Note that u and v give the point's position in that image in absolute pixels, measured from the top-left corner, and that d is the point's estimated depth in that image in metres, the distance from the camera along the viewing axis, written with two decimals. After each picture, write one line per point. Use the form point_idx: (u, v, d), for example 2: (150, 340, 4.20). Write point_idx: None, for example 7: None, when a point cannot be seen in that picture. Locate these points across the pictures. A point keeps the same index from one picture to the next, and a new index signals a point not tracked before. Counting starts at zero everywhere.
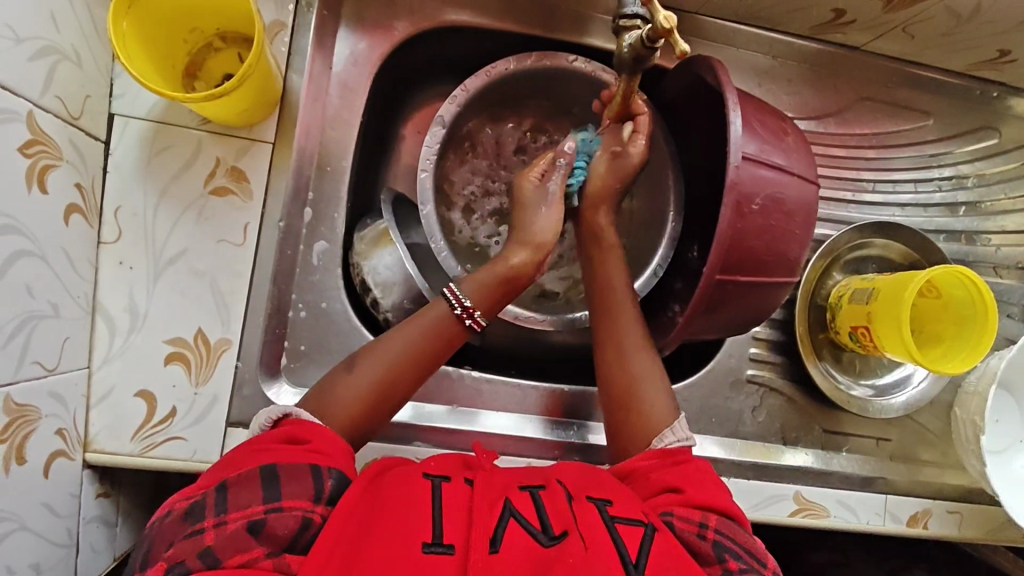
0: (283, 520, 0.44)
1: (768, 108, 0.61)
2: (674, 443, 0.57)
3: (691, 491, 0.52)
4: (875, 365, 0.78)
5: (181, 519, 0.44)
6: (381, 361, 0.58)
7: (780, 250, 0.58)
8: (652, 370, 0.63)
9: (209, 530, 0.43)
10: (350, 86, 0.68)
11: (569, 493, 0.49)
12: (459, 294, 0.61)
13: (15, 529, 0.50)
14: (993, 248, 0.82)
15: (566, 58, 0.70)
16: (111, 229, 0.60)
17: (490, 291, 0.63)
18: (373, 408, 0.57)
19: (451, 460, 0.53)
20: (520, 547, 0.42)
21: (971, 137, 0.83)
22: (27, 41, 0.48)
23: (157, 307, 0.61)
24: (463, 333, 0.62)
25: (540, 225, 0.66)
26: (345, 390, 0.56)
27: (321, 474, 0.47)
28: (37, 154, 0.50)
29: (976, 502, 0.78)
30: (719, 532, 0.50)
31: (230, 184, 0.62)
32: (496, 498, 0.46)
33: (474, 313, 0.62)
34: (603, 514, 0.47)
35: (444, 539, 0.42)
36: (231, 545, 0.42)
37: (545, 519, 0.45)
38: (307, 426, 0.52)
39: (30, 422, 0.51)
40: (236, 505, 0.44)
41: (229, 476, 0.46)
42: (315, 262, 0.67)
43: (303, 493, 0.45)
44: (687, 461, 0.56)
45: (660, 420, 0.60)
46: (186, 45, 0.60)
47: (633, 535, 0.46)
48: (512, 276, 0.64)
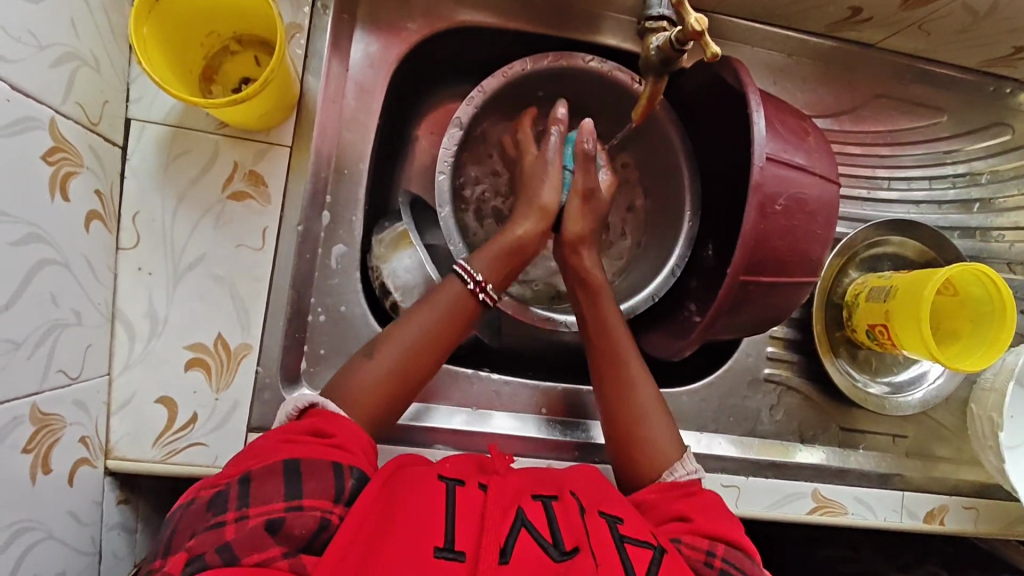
0: (301, 520, 0.43)
1: (789, 109, 0.62)
2: (683, 477, 0.57)
3: (700, 520, 0.52)
4: (891, 362, 0.78)
5: (204, 510, 0.44)
6: (400, 344, 0.58)
7: (803, 250, 0.58)
8: (654, 405, 0.61)
9: (229, 524, 0.43)
10: (366, 88, 0.68)
11: (582, 506, 0.49)
12: (470, 270, 0.61)
13: (42, 538, 0.49)
14: (1006, 245, 0.82)
15: (582, 58, 0.69)
16: (129, 235, 0.59)
17: (498, 263, 0.63)
18: (397, 389, 0.57)
19: (466, 463, 0.53)
20: (530, 558, 0.42)
21: (985, 133, 0.83)
22: (48, 47, 0.48)
23: (176, 313, 0.60)
24: (477, 308, 0.62)
25: (548, 195, 0.66)
26: (368, 373, 0.56)
27: (343, 474, 0.47)
28: (60, 162, 0.49)
29: (992, 497, 0.78)
30: (726, 562, 0.50)
31: (248, 188, 0.62)
32: (509, 506, 0.46)
33: (486, 287, 0.62)
34: (613, 532, 0.47)
35: (456, 545, 0.42)
36: (248, 543, 0.42)
37: (556, 533, 0.45)
38: (331, 420, 0.51)
39: (54, 431, 0.51)
40: (257, 500, 0.44)
41: (253, 468, 0.46)
42: (333, 265, 0.67)
43: (322, 492, 0.45)
44: (699, 493, 0.56)
45: (670, 457, 0.59)
46: (203, 49, 0.60)
47: (642, 557, 0.45)
48: (518, 248, 0.64)
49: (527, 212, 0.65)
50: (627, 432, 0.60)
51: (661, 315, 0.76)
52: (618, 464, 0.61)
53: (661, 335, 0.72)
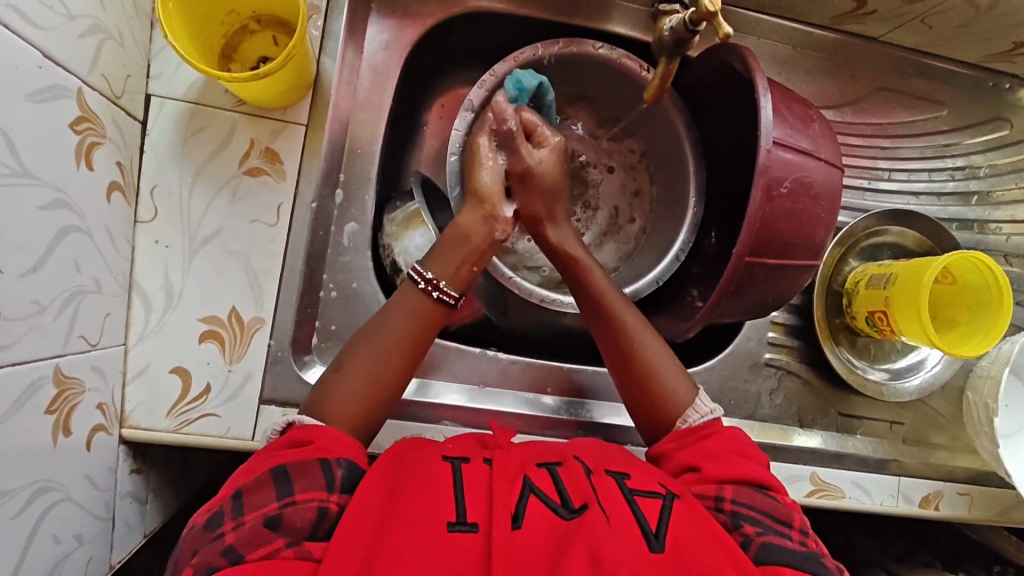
0: (300, 512, 0.45)
1: (794, 96, 0.63)
2: (698, 420, 0.58)
3: (711, 468, 0.54)
4: (889, 350, 0.80)
5: (204, 530, 0.45)
6: (366, 353, 0.57)
7: (807, 233, 0.59)
8: (659, 352, 0.62)
9: (229, 532, 0.44)
10: (380, 70, 0.69)
11: (587, 468, 0.51)
12: (421, 269, 0.60)
13: (60, 500, 0.51)
14: (1003, 237, 0.84)
15: (593, 45, 0.71)
16: (147, 208, 0.60)
17: (452, 260, 0.61)
18: (371, 404, 0.56)
19: (467, 441, 0.53)
20: (539, 520, 0.44)
21: (984, 127, 0.84)
22: (78, 19, 0.49)
23: (192, 285, 0.61)
24: (440, 307, 0.60)
25: (485, 179, 0.62)
26: (339, 391, 0.55)
27: (330, 465, 0.48)
28: (85, 132, 0.50)
29: (986, 484, 0.80)
30: (736, 503, 0.51)
31: (264, 165, 0.63)
32: (516, 474, 0.47)
33: (438, 284, 0.59)
34: (622, 488, 0.48)
35: (468, 517, 0.43)
36: (251, 541, 0.43)
37: (563, 494, 0.46)
38: (309, 427, 0.51)
39: (73, 397, 0.52)
40: (253, 505, 0.45)
41: (242, 485, 0.47)
42: (345, 243, 0.68)
43: (315, 486, 0.46)
44: (714, 433, 0.57)
45: (685, 401, 0.60)
46: (223, 28, 0.61)
47: (651, 506, 0.47)
48: (462, 238, 0.61)
49: (469, 202, 0.62)
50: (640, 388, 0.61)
51: (664, 299, 0.77)
52: (642, 424, 0.62)
53: (665, 319, 0.74)
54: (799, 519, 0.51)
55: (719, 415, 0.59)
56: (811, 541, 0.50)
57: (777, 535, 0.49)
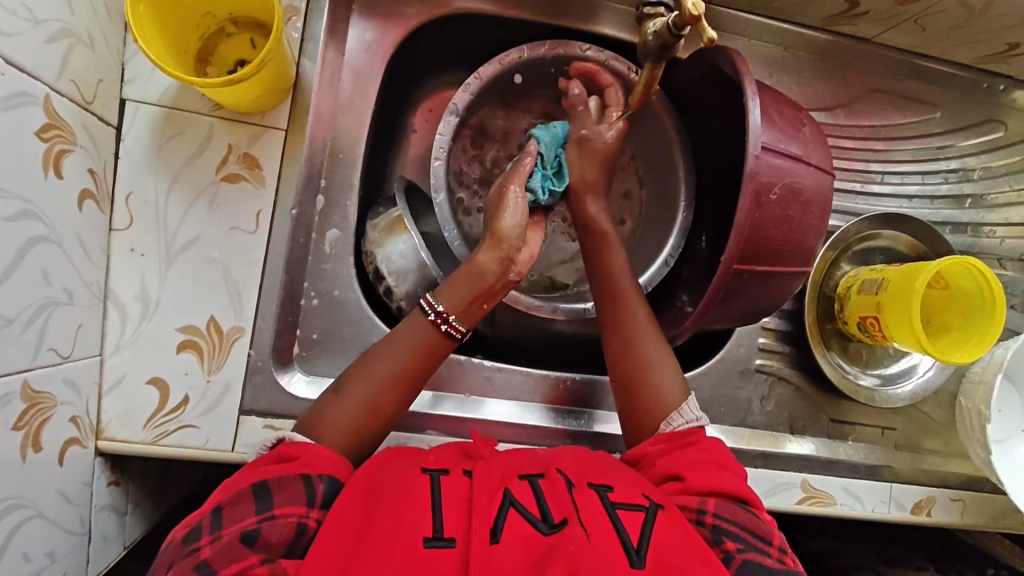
0: (276, 528, 0.43)
1: (784, 99, 0.62)
2: (681, 425, 0.57)
3: (691, 478, 0.52)
4: (882, 355, 0.79)
5: (179, 545, 0.44)
6: (368, 380, 0.55)
7: (796, 240, 0.58)
8: (661, 356, 0.61)
9: (205, 546, 0.43)
10: (363, 73, 0.68)
11: (570, 480, 0.50)
12: (432, 301, 0.58)
13: (31, 517, 0.49)
14: (997, 240, 0.83)
15: (580, 47, 0.69)
16: (122, 216, 0.59)
17: (466, 296, 0.59)
18: (367, 431, 0.54)
19: (450, 452, 0.52)
20: (519, 535, 0.42)
21: (977, 130, 0.83)
22: (44, 23, 0.47)
23: (169, 294, 0.60)
24: (447, 342, 0.59)
25: (508, 223, 0.60)
26: (337, 415, 0.54)
27: (312, 480, 0.47)
28: (54, 139, 0.49)
29: (979, 490, 0.79)
30: (718, 517, 0.50)
31: (243, 171, 0.61)
32: (496, 487, 0.46)
33: (449, 318, 0.58)
34: (603, 501, 0.47)
35: (444, 533, 0.42)
36: (224, 556, 0.42)
37: (544, 508, 0.45)
38: (298, 443, 0.50)
39: (43, 411, 0.50)
40: (231, 520, 0.44)
41: (222, 498, 0.45)
42: (327, 250, 0.67)
43: (295, 500, 0.45)
44: (695, 442, 0.56)
45: (671, 404, 0.59)
46: (200, 30, 0.60)
47: (634, 519, 0.46)
48: (476, 277, 0.59)
49: (487, 243, 0.60)
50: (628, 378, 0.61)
51: (654, 305, 0.76)
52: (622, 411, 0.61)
53: None
54: (779, 538, 0.50)
55: (702, 423, 0.58)
56: (790, 560, 0.49)
57: (757, 552, 0.48)
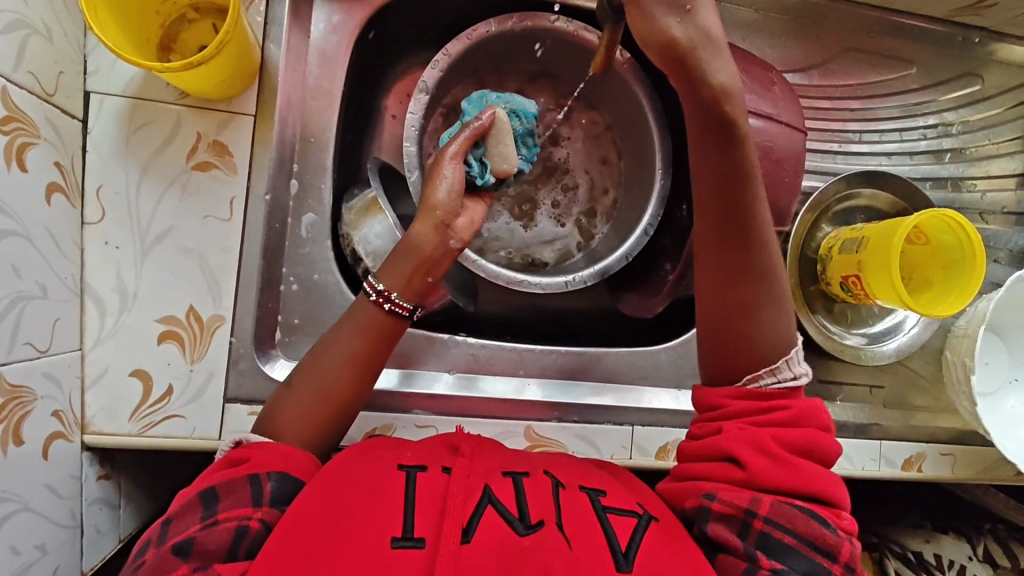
0: (215, 534, 0.44)
1: (754, 60, 0.62)
2: (772, 386, 0.53)
3: (754, 468, 0.49)
4: (867, 315, 0.79)
5: (133, 558, 0.45)
6: (315, 369, 0.54)
7: (770, 199, 0.58)
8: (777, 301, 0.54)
9: (150, 558, 0.44)
10: (329, 55, 0.67)
11: (557, 483, 0.50)
12: (372, 282, 0.56)
13: (16, 510, 0.50)
14: (978, 194, 0.83)
15: (548, 19, 0.68)
16: (93, 209, 0.59)
17: (406, 271, 0.56)
18: (326, 423, 0.54)
19: (434, 446, 0.52)
20: (494, 534, 0.42)
21: (955, 84, 0.83)
22: None
23: (146, 285, 0.60)
24: (397, 322, 0.57)
25: (441, 196, 0.58)
26: (290, 411, 0.53)
27: (259, 478, 0.47)
28: (14, 131, 0.49)
29: (969, 443, 0.79)
30: (769, 523, 0.47)
31: (212, 158, 0.61)
32: (476, 485, 0.46)
33: (390, 296, 0.55)
34: (594, 505, 0.48)
35: (415, 533, 0.42)
36: (160, 567, 0.43)
37: (523, 507, 0.45)
38: (250, 445, 0.50)
39: (24, 404, 0.51)
40: (177, 530, 0.45)
41: (173, 509, 0.46)
42: (304, 234, 0.66)
43: (240, 503, 0.46)
44: (782, 410, 0.52)
45: (779, 353, 0.53)
46: (160, 18, 0.59)
47: (624, 525, 0.47)
48: (416, 250, 0.57)
49: (419, 215, 0.58)
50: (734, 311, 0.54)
51: (637, 275, 0.76)
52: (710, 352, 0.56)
53: (638, 295, 0.73)
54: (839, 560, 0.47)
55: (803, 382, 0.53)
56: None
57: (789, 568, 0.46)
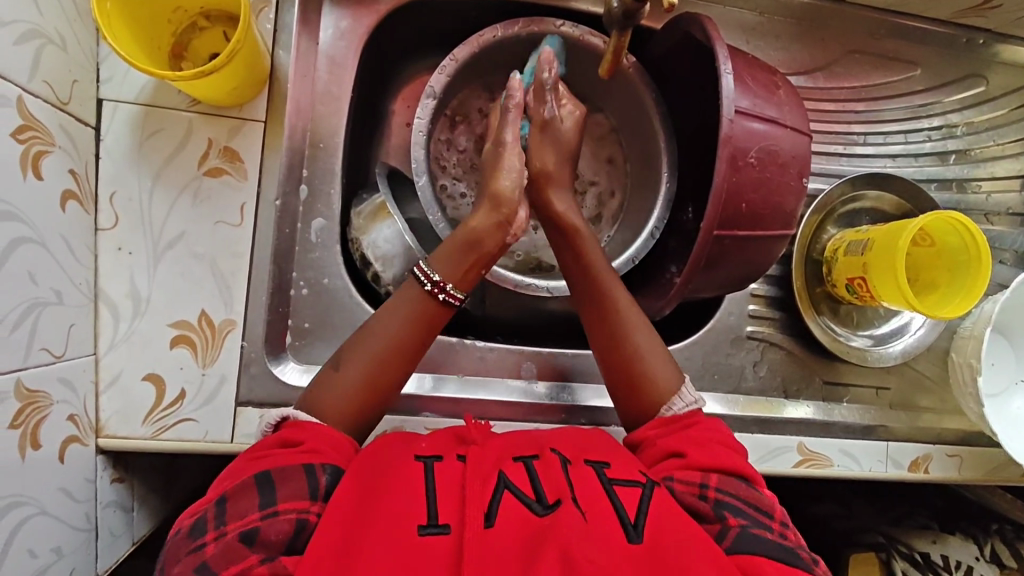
0: (276, 525, 0.44)
1: (758, 64, 0.62)
2: (683, 408, 0.58)
3: (693, 454, 0.53)
4: (872, 315, 0.79)
5: (187, 536, 0.44)
6: (364, 353, 0.57)
7: (775, 203, 0.59)
8: (652, 341, 0.61)
9: (209, 543, 0.43)
10: (338, 62, 0.68)
11: (564, 459, 0.50)
12: (428, 270, 0.60)
13: (34, 514, 0.50)
14: (983, 195, 0.83)
15: (555, 23, 0.69)
16: (107, 215, 0.59)
17: (461, 262, 0.61)
18: (369, 396, 0.56)
19: (444, 437, 0.53)
20: (514, 517, 0.43)
21: (959, 85, 0.83)
22: (13, 24, 0.48)
23: (159, 291, 0.61)
24: (443, 309, 0.60)
25: (506, 184, 0.63)
26: (336, 386, 0.55)
27: (315, 471, 0.47)
28: (30, 140, 0.49)
29: (975, 444, 0.80)
30: (721, 491, 0.51)
31: (224, 164, 0.62)
32: (490, 470, 0.47)
33: (446, 287, 0.59)
34: (600, 478, 0.48)
35: (439, 519, 0.42)
36: (225, 557, 0.42)
37: (539, 489, 0.46)
38: (298, 428, 0.51)
39: (40, 409, 0.51)
40: (235, 515, 0.44)
41: (227, 489, 0.46)
42: (313, 239, 0.67)
43: (297, 494, 0.45)
44: (697, 422, 0.56)
45: (669, 391, 0.59)
46: (171, 26, 0.60)
47: (631, 495, 0.47)
48: (475, 241, 0.61)
49: (486, 207, 0.62)
50: (623, 356, 0.61)
51: (644, 276, 0.76)
52: (619, 407, 0.61)
53: (642, 297, 0.73)
54: (781, 510, 0.51)
55: (702, 405, 0.59)
56: (791, 531, 0.50)
57: (759, 526, 0.49)
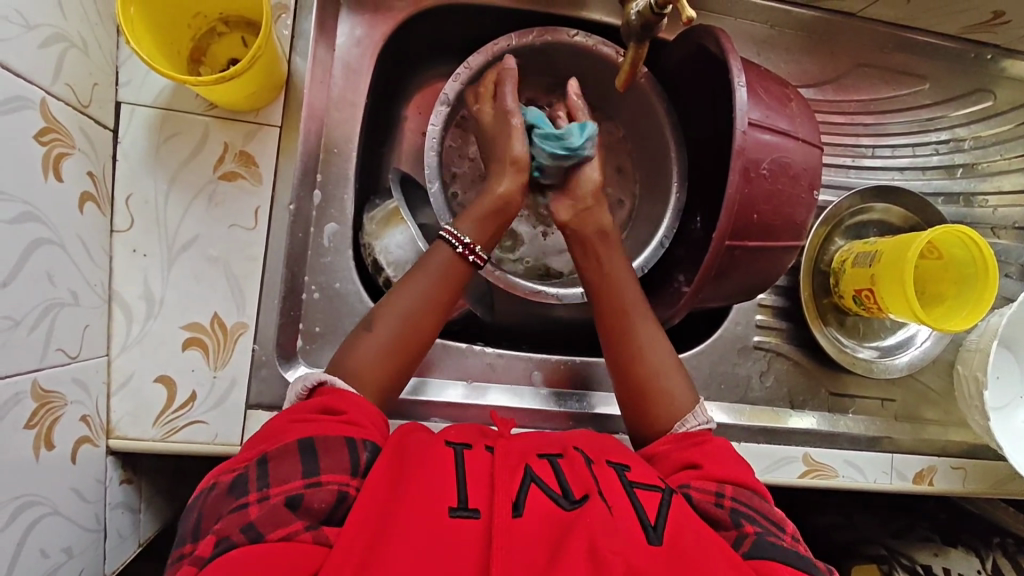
0: (320, 494, 0.44)
1: (771, 77, 0.63)
2: (695, 427, 0.58)
3: (709, 466, 0.53)
4: (879, 327, 0.80)
5: (227, 494, 0.45)
6: (398, 316, 0.57)
7: (786, 214, 0.59)
8: (666, 359, 0.61)
9: (253, 504, 0.43)
10: (353, 69, 0.69)
11: (587, 458, 0.51)
12: (458, 234, 0.61)
13: (46, 513, 0.50)
14: (990, 209, 0.83)
15: (568, 33, 0.70)
16: (122, 217, 0.60)
17: (487, 224, 0.63)
18: (402, 358, 0.57)
19: (469, 429, 0.53)
20: (540, 509, 0.43)
21: (966, 100, 0.83)
22: (37, 27, 0.48)
23: (173, 293, 0.61)
24: (470, 270, 0.62)
25: (519, 149, 0.64)
26: (371, 343, 0.56)
27: (356, 448, 0.47)
28: (52, 143, 0.50)
29: (980, 457, 0.80)
30: (736, 501, 0.51)
31: (239, 168, 0.62)
32: (518, 463, 0.47)
33: (476, 249, 0.61)
34: (622, 479, 0.48)
35: (469, 504, 0.43)
36: (271, 519, 0.42)
37: (565, 485, 0.46)
38: (341, 396, 0.51)
39: (54, 410, 0.51)
40: (278, 479, 0.44)
41: (269, 450, 0.46)
42: (326, 243, 0.68)
43: (339, 467, 0.45)
44: (708, 440, 0.56)
45: (682, 410, 0.59)
46: (190, 31, 0.60)
47: (650, 498, 0.47)
48: (499, 206, 0.64)
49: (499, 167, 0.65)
50: (635, 373, 0.61)
51: (652, 284, 0.76)
52: (629, 419, 0.61)
53: (650, 306, 0.74)
54: (792, 526, 0.51)
55: (712, 425, 0.59)
56: (802, 545, 0.50)
57: (772, 534, 0.49)
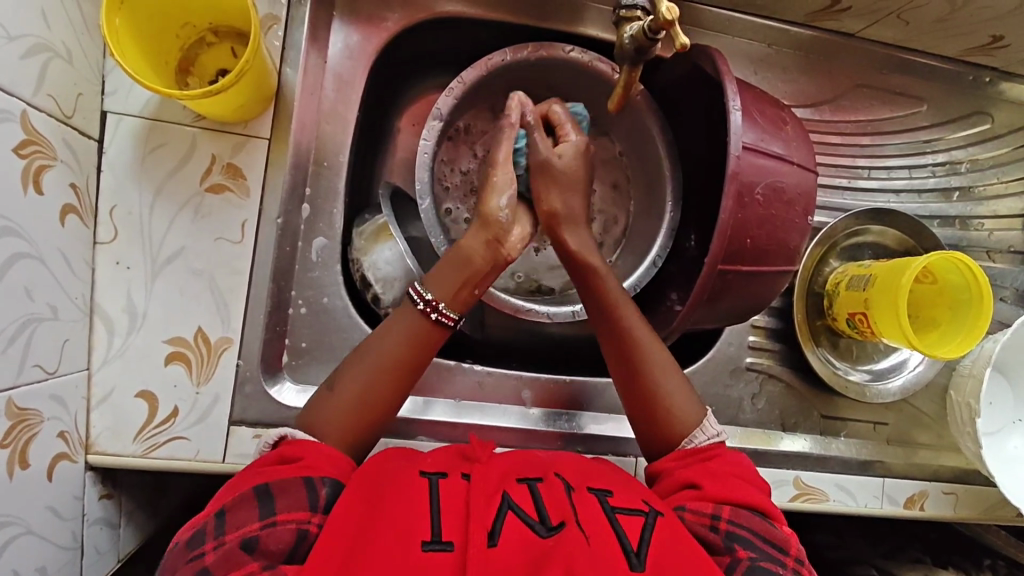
0: (277, 534, 0.43)
1: (766, 97, 0.62)
2: (704, 442, 0.57)
3: (708, 487, 0.53)
4: (872, 350, 0.79)
5: (185, 548, 0.43)
6: (360, 371, 0.56)
7: (780, 239, 0.58)
8: (669, 369, 0.60)
9: (208, 552, 0.42)
10: (346, 80, 0.68)
11: (568, 485, 0.50)
12: (421, 291, 0.58)
13: (20, 534, 0.49)
14: (986, 233, 0.83)
15: (563, 49, 0.69)
16: (106, 229, 0.59)
17: (455, 281, 0.59)
18: (365, 419, 0.55)
19: (448, 455, 0.52)
20: (517, 538, 0.42)
21: (964, 123, 0.83)
22: (19, 39, 0.47)
23: (156, 306, 0.60)
24: (439, 330, 0.59)
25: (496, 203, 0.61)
26: (332, 404, 0.54)
27: (314, 485, 0.47)
28: (32, 155, 0.49)
29: (971, 483, 0.79)
30: (733, 524, 0.50)
31: (226, 180, 0.61)
32: (495, 491, 0.46)
33: (438, 305, 0.58)
34: (602, 507, 0.48)
35: (443, 536, 0.42)
36: (225, 562, 0.42)
37: (542, 510, 0.45)
38: (297, 444, 0.50)
39: (30, 427, 0.50)
40: (234, 524, 0.44)
41: (227, 501, 0.45)
42: (314, 257, 0.67)
43: (297, 505, 0.45)
44: (716, 456, 0.56)
45: (690, 422, 0.58)
46: (178, 41, 0.60)
47: (633, 525, 0.46)
48: (466, 261, 0.60)
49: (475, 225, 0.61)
50: (639, 389, 0.60)
51: (645, 303, 0.76)
52: (639, 433, 0.60)
53: None
54: (795, 548, 0.50)
55: (724, 438, 0.58)
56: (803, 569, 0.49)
57: (768, 561, 0.48)
